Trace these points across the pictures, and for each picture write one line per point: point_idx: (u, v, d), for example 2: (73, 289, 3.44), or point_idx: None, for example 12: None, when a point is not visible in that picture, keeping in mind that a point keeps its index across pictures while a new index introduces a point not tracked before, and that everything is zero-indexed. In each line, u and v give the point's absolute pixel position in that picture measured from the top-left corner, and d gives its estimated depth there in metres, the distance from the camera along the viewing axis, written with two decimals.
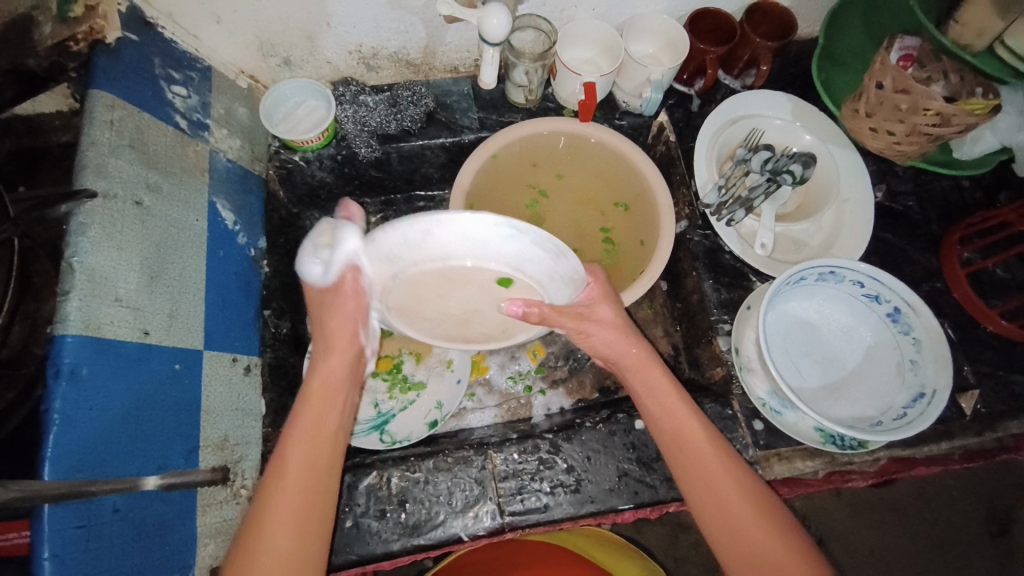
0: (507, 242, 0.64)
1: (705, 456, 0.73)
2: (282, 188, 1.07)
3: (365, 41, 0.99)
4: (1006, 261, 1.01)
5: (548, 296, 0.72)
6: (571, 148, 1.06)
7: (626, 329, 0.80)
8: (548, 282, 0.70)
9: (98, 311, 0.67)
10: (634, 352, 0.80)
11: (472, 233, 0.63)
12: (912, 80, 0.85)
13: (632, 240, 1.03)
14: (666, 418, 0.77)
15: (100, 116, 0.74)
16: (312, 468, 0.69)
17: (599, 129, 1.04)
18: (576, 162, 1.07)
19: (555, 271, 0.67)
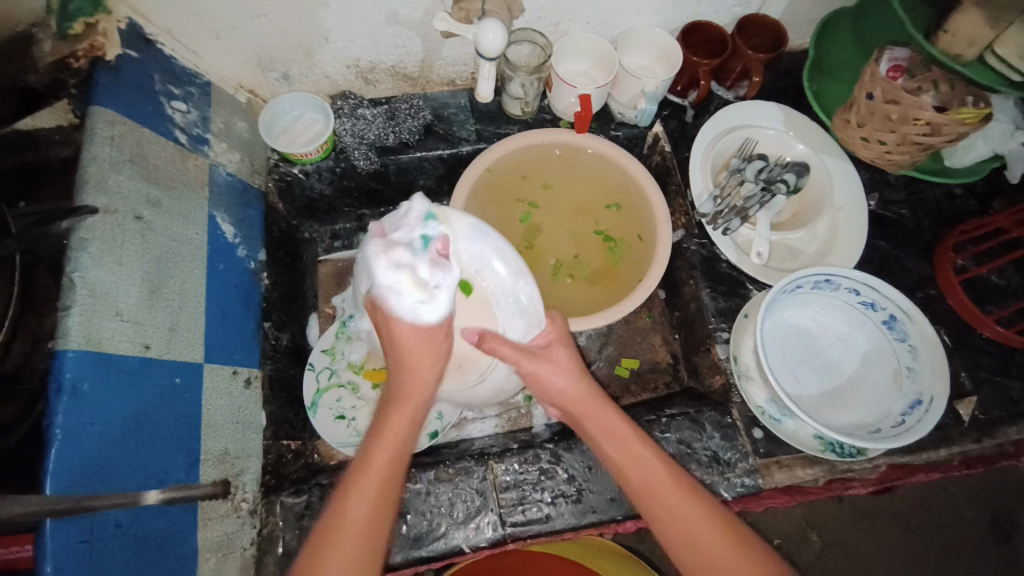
0: (474, 240, 0.78)
1: (669, 489, 0.70)
2: (281, 201, 1.09)
3: (363, 56, 1.00)
4: (1000, 267, 1.02)
5: (505, 321, 0.80)
6: (566, 157, 1.07)
7: (582, 376, 0.78)
8: (507, 301, 0.80)
9: (99, 326, 0.67)
10: (590, 396, 0.77)
11: (452, 228, 0.77)
12: (901, 91, 0.87)
13: (632, 236, 1.04)
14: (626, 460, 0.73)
15: (101, 132, 0.75)
16: (370, 509, 0.64)
17: (593, 138, 1.05)
18: (569, 171, 1.08)
19: (513, 288, 0.80)
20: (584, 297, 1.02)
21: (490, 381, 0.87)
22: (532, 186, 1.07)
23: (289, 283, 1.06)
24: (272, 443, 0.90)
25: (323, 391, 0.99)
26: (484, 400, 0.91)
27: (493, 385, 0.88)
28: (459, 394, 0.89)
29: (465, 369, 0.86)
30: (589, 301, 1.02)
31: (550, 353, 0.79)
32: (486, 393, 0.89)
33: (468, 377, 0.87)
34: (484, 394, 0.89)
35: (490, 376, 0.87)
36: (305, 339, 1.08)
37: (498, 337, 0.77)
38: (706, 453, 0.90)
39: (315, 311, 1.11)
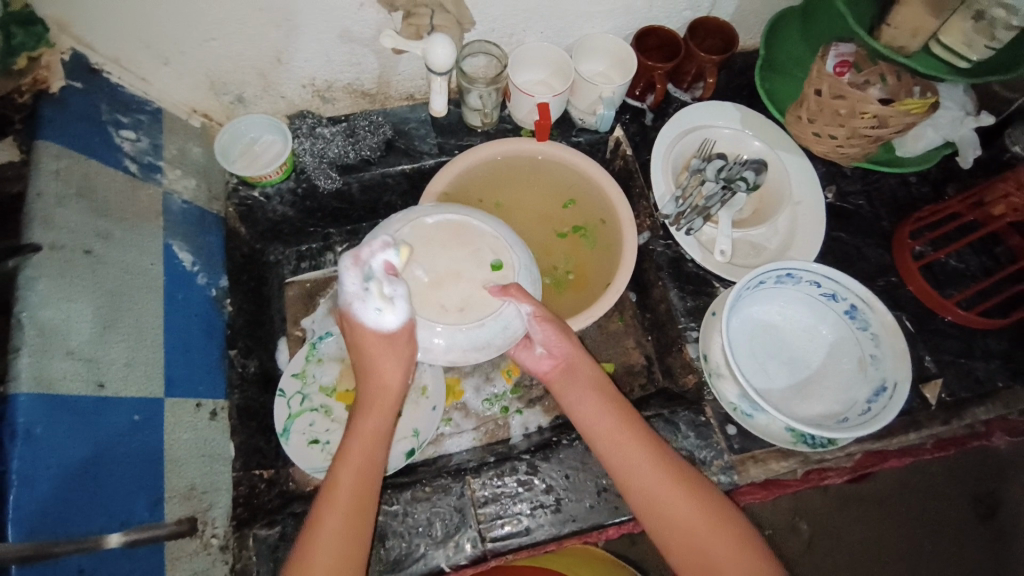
0: (507, 225, 0.82)
1: (633, 446, 0.75)
2: (243, 225, 1.06)
3: (318, 75, 0.99)
4: (957, 251, 1.04)
5: (523, 275, 0.79)
6: (519, 165, 1.07)
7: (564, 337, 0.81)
8: (526, 266, 0.80)
9: (50, 367, 0.65)
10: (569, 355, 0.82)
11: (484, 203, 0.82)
12: (847, 86, 0.89)
13: (594, 219, 1.06)
14: (606, 417, 0.78)
15: (46, 167, 0.73)
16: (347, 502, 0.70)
17: (544, 145, 1.05)
18: (524, 181, 1.08)
19: (530, 264, 0.81)
20: (556, 304, 1.02)
21: (486, 329, 0.75)
22: (490, 202, 1.06)
23: (254, 308, 1.04)
24: (243, 475, 0.89)
25: (294, 416, 0.96)
26: (459, 355, 0.76)
27: (486, 333, 0.75)
28: (446, 339, 0.75)
29: (469, 314, 0.75)
30: (564, 307, 1.01)
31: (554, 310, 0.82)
32: (470, 348, 0.76)
33: (464, 319, 0.75)
34: (467, 345, 0.75)
35: (488, 324, 0.74)
36: (274, 365, 1.06)
37: (519, 286, 0.76)
38: (682, 453, 0.90)
39: (283, 335, 1.09)
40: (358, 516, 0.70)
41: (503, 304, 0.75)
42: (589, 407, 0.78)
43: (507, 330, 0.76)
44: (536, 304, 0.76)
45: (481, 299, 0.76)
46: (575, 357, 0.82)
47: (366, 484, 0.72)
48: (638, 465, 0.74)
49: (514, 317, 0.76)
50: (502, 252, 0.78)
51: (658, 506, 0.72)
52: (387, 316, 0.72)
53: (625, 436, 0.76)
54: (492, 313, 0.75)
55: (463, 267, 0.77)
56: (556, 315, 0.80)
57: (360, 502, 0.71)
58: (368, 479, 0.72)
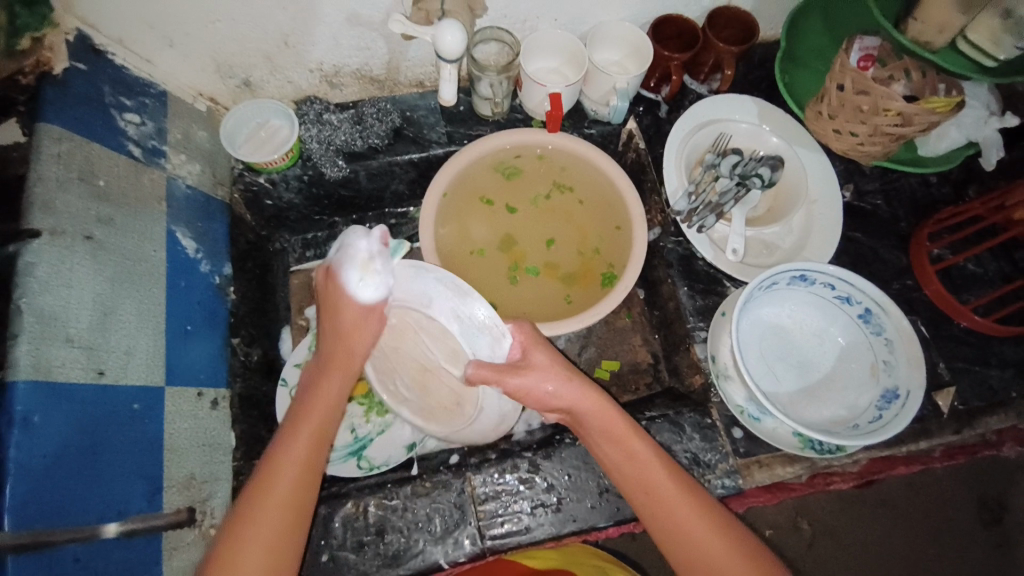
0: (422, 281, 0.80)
1: (662, 495, 0.70)
2: (248, 211, 1.06)
3: (326, 59, 0.97)
4: (977, 256, 1.02)
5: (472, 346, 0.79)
6: (491, 163, 1.04)
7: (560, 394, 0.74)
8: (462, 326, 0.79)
9: (50, 354, 0.64)
10: (578, 397, 0.74)
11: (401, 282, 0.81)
12: (872, 81, 0.86)
13: (530, 154, 1.05)
14: (626, 464, 0.73)
15: (48, 150, 0.72)
16: (295, 492, 0.67)
17: (501, 134, 1.02)
18: (498, 174, 1.05)
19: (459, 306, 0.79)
20: (573, 295, 1.01)
21: (489, 408, 0.83)
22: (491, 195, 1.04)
23: (257, 295, 1.03)
24: (243, 464, 0.88)
25: None
26: (496, 432, 0.86)
27: (492, 411, 0.84)
28: (473, 429, 0.86)
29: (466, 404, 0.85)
30: (582, 297, 1.00)
31: (531, 367, 0.74)
32: (497, 422, 0.85)
33: (469, 414, 0.85)
34: (494, 421, 0.85)
35: (485, 407, 0.83)
36: (277, 353, 1.05)
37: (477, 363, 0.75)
38: (687, 455, 0.89)
39: (287, 323, 1.09)
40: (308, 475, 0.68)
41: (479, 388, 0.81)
42: (597, 440, 0.75)
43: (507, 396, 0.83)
44: (494, 382, 0.74)
45: (464, 390, 0.85)
46: (576, 409, 0.74)
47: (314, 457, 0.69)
48: (671, 509, 0.70)
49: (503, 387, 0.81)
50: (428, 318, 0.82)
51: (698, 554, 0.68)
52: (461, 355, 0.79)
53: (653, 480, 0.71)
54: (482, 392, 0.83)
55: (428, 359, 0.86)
56: (533, 373, 0.74)
57: (314, 460, 0.69)
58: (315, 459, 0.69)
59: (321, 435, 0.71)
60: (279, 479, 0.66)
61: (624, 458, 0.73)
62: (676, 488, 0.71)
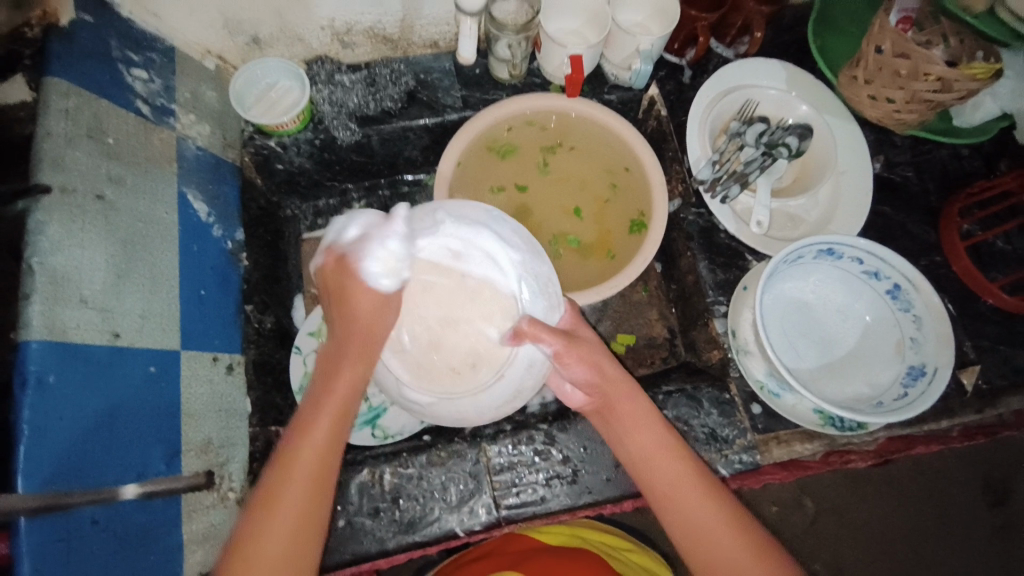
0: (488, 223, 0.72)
1: (683, 486, 0.69)
2: (259, 175, 1.03)
3: (337, 15, 0.94)
4: (1007, 232, 0.99)
5: (529, 300, 0.71)
6: (502, 136, 1.00)
7: (599, 371, 0.71)
8: (529, 281, 0.72)
9: (64, 315, 0.63)
10: (614, 381, 0.72)
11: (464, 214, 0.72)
12: (913, 43, 0.82)
13: (535, 130, 1.01)
14: (655, 457, 0.71)
15: (55, 104, 0.69)
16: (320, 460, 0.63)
17: (528, 99, 0.97)
18: (512, 146, 1.01)
19: (533, 266, 0.72)
20: (614, 248, 0.99)
21: (509, 379, 0.70)
22: (506, 165, 1.01)
23: (270, 263, 1.01)
24: (259, 430, 0.87)
25: (311, 374, 0.94)
26: (496, 412, 0.73)
27: (511, 384, 0.71)
28: (472, 404, 0.71)
29: (480, 371, 0.71)
30: (625, 249, 0.98)
31: (580, 338, 0.72)
32: (501, 403, 0.72)
33: (483, 380, 0.71)
34: (499, 401, 0.71)
35: (509, 374, 0.70)
36: (291, 322, 1.04)
37: (533, 323, 0.69)
38: (704, 430, 0.88)
39: (300, 291, 1.07)
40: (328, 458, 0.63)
41: (518, 347, 0.70)
42: (623, 429, 0.72)
43: (533, 368, 0.72)
44: (549, 339, 0.68)
45: (489, 351, 0.71)
46: (609, 395, 0.73)
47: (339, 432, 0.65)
48: (693, 503, 0.68)
49: (537, 354, 0.71)
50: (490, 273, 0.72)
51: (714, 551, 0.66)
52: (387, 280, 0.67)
53: (676, 470, 0.70)
54: (507, 359, 0.70)
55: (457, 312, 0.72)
56: (584, 348, 0.71)
57: (336, 444, 0.65)
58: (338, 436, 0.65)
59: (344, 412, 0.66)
60: (303, 454, 0.62)
61: (647, 448, 0.71)
62: (699, 481, 0.69)
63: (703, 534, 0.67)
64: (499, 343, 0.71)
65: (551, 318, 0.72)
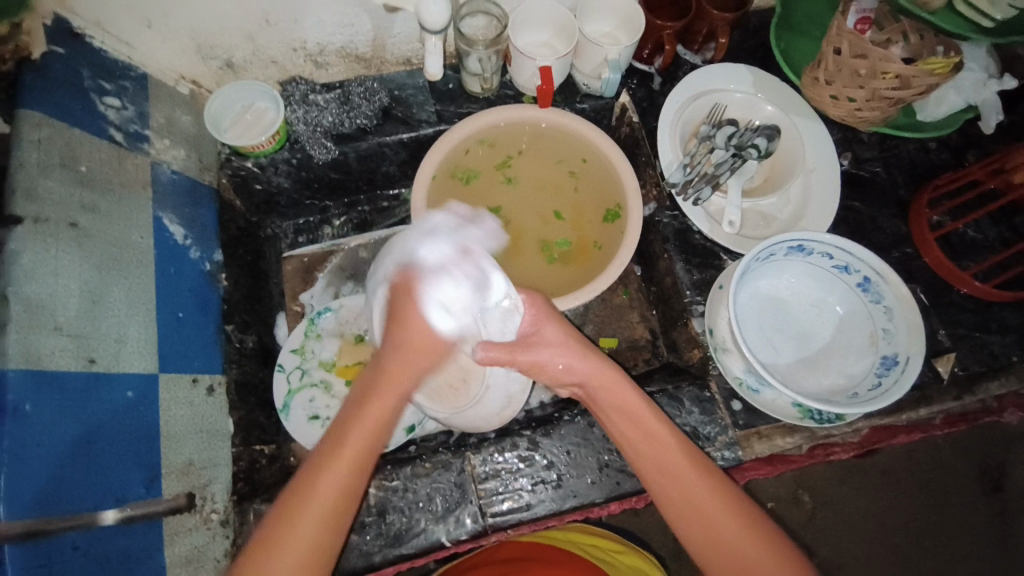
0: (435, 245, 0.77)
1: (675, 472, 0.70)
2: (237, 196, 1.04)
3: (310, 37, 0.95)
4: (977, 221, 1.00)
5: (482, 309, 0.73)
6: (465, 154, 1.01)
7: (574, 365, 0.73)
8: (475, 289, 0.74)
9: (38, 343, 0.63)
10: (596, 374, 0.73)
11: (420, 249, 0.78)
12: (869, 44, 0.84)
13: (493, 151, 1.03)
14: (645, 443, 0.72)
15: (27, 136, 0.70)
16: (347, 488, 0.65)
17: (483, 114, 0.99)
18: (478, 163, 1.02)
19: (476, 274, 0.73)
20: (600, 239, 1.00)
21: (495, 386, 0.79)
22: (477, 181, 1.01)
23: (251, 282, 1.02)
24: (243, 450, 0.88)
25: (294, 392, 0.96)
26: (501, 417, 0.83)
27: (499, 392, 0.80)
28: (475, 415, 0.81)
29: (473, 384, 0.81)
30: (610, 237, 0.99)
31: (539, 342, 0.72)
32: (501, 409, 0.82)
33: (475, 392, 0.81)
34: (497, 408, 0.81)
35: (493, 385, 0.79)
36: (274, 339, 1.05)
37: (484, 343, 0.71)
38: (687, 429, 0.89)
39: (283, 309, 1.09)
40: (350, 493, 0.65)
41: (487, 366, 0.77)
42: (610, 419, 0.74)
43: (513, 377, 0.79)
44: (505, 362, 0.72)
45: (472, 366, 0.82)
46: (590, 386, 0.74)
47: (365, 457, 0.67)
48: (686, 488, 0.69)
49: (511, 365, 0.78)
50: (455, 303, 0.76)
51: (714, 526, 0.68)
52: (446, 321, 0.74)
53: (666, 457, 0.71)
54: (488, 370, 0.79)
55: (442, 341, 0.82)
56: (538, 349, 0.72)
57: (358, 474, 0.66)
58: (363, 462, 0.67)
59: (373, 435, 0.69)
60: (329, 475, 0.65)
61: (634, 437, 0.72)
62: (690, 465, 0.70)
63: (703, 520, 0.68)
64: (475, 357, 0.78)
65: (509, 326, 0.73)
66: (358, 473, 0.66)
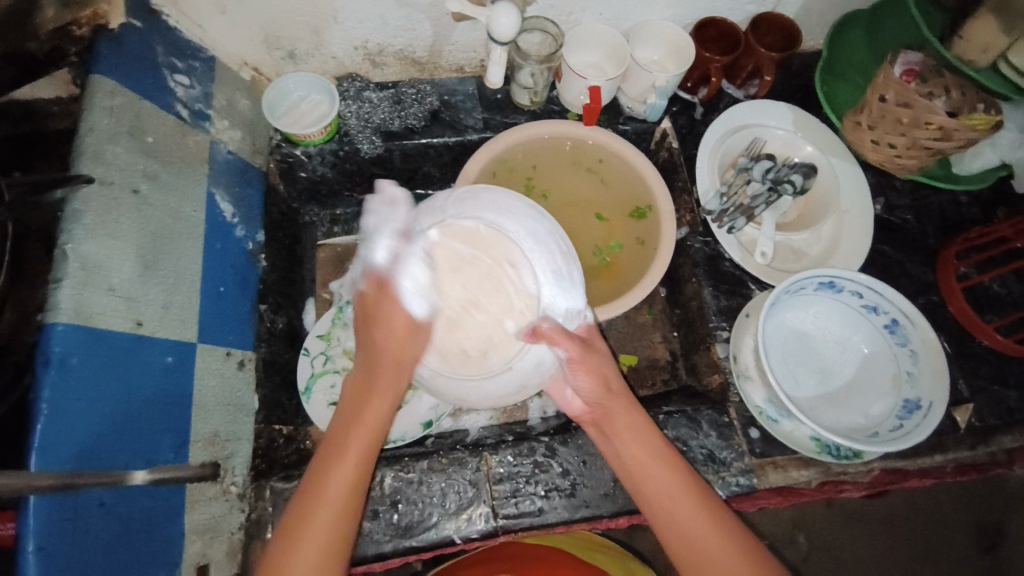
0: (527, 219, 0.75)
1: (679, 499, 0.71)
2: (282, 182, 1.07)
3: (371, 37, 0.99)
4: (1003, 277, 1.02)
5: (551, 304, 0.74)
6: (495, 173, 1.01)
7: (599, 386, 0.74)
8: (551, 275, 0.74)
9: (91, 300, 0.65)
10: (616, 397, 0.75)
11: (504, 205, 0.76)
12: (914, 94, 0.87)
13: (524, 169, 1.05)
14: (650, 465, 0.73)
15: (101, 102, 0.74)
16: (337, 525, 0.66)
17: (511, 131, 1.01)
18: (510, 180, 1.03)
19: (556, 264, 0.75)
20: (640, 237, 1.02)
21: (517, 370, 0.75)
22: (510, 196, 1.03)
23: (286, 265, 1.04)
24: (264, 427, 0.89)
25: (318, 376, 0.97)
26: (497, 402, 0.76)
27: (518, 376, 0.75)
28: (479, 390, 0.75)
29: (489, 360, 0.75)
30: (650, 230, 1.01)
31: (596, 348, 0.74)
32: (507, 394, 0.76)
33: (491, 366, 0.75)
34: (504, 392, 0.75)
35: (516, 367, 0.74)
36: (301, 324, 1.07)
37: (551, 325, 0.71)
38: (702, 452, 0.89)
39: (313, 295, 1.10)
40: (359, 484, 0.68)
41: (532, 344, 0.73)
42: (621, 444, 0.74)
43: (542, 366, 0.75)
44: (562, 342, 0.71)
45: (503, 342, 0.76)
46: (608, 408, 0.75)
47: (359, 486, 0.68)
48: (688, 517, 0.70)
49: (547, 354, 0.73)
50: (508, 250, 0.75)
51: (701, 556, 0.69)
52: (418, 305, 0.73)
53: (672, 486, 0.72)
54: (520, 351, 0.74)
55: (482, 297, 0.76)
56: (594, 361, 0.73)
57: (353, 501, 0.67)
58: (355, 494, 0.67)
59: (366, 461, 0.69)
60: (320, 501, 0.66)
61: (644, 459, 0.73)
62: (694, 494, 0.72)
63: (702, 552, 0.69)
64: (516, 335, 0.75)
65: (568, 327, 0.74)
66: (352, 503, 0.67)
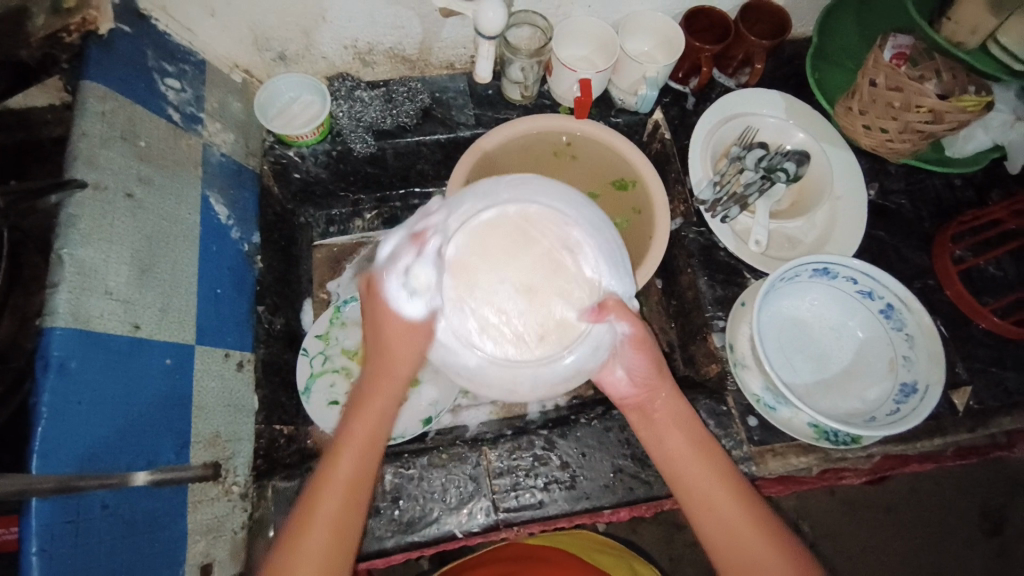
0: (563, 195, 0.70)
1: (711, 485, 0.71)
2: (276, 184, 1.07)
3: (360, 36, 0.99)
4: (998, 259, 1.02)
5: (611, 281, 0.68)
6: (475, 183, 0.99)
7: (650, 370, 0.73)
8: (602, 257, 0.68)
9: (88, 304, 0.66)
10: (660, 386, 0.74)
11: (529, 187, 0.69)
12: (904, 77, 0.86)
13: None
14: (688, 452, 0.73)
15: (92, 107, 0.74)
16: (339, 526, 0.66)
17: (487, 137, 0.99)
18: None
19: (607, 244, 0.69)
20: (635, 205, 1.02)
21: (578, 355, 0.67)
22: None
23: (283, 266, 1.05)
24: (264, 427, 0.89)
25: (316, 376, 0.98)
26: (551, 389, 0.68)
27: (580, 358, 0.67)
28: (532, 375, 0.66)
29: (549, 340, 0.67)
30: (643, 198, 1.01)
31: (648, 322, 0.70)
32: (558, 382, 0.68)
33: (547, 351, 0.67)
34: (559, 378, 0.67)
35: (580, 351, 0.66)
36: (300, 325, 1.07)
37: (616, 299, 0.66)
38: None
39: (310, 296, 1.11)
40: (359, 486, 0.67)
41: (597, 323, 0.66)
42: (661, 430, 0.74)
43: (598, 352, 0.68)
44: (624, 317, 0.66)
45: (559, 326, 0.68)
46: (656, 393, 0.74)
47: (360, 481, 0.68)
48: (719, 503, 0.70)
49: (608, 335, 0.67)
50: (549, 231, 0.69)
51: (734, 543, 0.68)
52: (415, 305, 0.65)
53: (704, 473, 0.72)
54: (583, 332, 0.67)
55: (529, 279, 0.69)
56: (648, 342, 0.70)
57: (355, 502, 0.67)
58: (356, 494, 0.67)
59: (367, 457, 0.69)
60: (321, 504, 0.66)
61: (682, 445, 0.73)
62: (726, 481, 0.72)
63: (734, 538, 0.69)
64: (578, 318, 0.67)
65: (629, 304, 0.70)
66: (352, 498, 0.67)
